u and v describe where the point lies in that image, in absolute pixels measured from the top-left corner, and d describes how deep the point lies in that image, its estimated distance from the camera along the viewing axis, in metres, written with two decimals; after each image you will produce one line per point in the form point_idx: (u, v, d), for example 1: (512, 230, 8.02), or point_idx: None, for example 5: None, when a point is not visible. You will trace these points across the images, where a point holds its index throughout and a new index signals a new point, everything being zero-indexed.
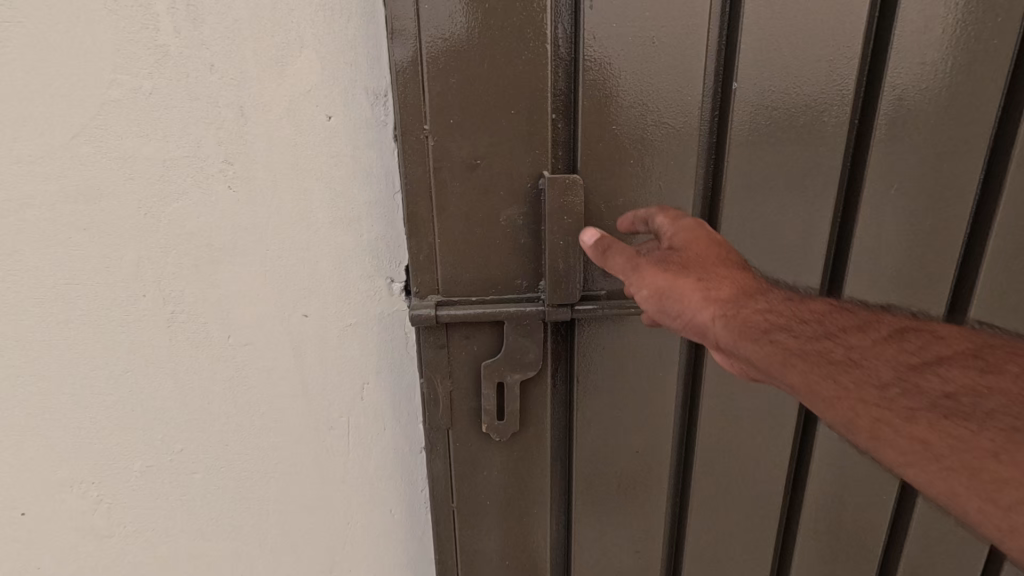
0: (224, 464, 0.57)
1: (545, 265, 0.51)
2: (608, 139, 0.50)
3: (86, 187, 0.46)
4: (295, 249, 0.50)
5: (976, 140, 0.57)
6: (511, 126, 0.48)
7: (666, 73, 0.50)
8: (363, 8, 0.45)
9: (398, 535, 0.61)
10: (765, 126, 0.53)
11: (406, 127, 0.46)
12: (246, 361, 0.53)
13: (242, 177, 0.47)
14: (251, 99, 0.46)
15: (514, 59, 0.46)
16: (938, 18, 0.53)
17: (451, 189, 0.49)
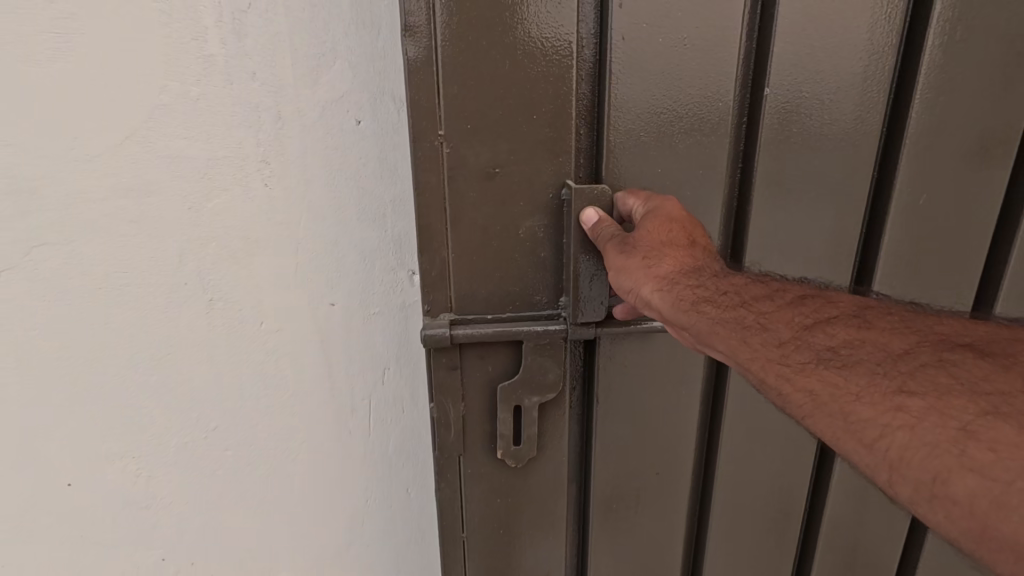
0: (253, 441, 0.61)
1: (568, 274, 0.54)
2: (634, 144, 0.53)
3: (138, 183, 0.51)
4: (324, 243, 0.54)
5: (1004, 144, 0.57)
6: (532, 132, 0.51)
7: (695, 78, 0.52)
8: (388, 23, 0.50)
9: (413, 511, 0.66)
10: (795, 131, 0.55)
11: (420, 134, 0.49)
12: (276, 346, 0.57)
13: (278, 175, 0.51)
14: (288, 104, 0.49)
15: (530, 67, 0.49)
16: (970, 22, 0.53)
17: (466, 197, 0.51)
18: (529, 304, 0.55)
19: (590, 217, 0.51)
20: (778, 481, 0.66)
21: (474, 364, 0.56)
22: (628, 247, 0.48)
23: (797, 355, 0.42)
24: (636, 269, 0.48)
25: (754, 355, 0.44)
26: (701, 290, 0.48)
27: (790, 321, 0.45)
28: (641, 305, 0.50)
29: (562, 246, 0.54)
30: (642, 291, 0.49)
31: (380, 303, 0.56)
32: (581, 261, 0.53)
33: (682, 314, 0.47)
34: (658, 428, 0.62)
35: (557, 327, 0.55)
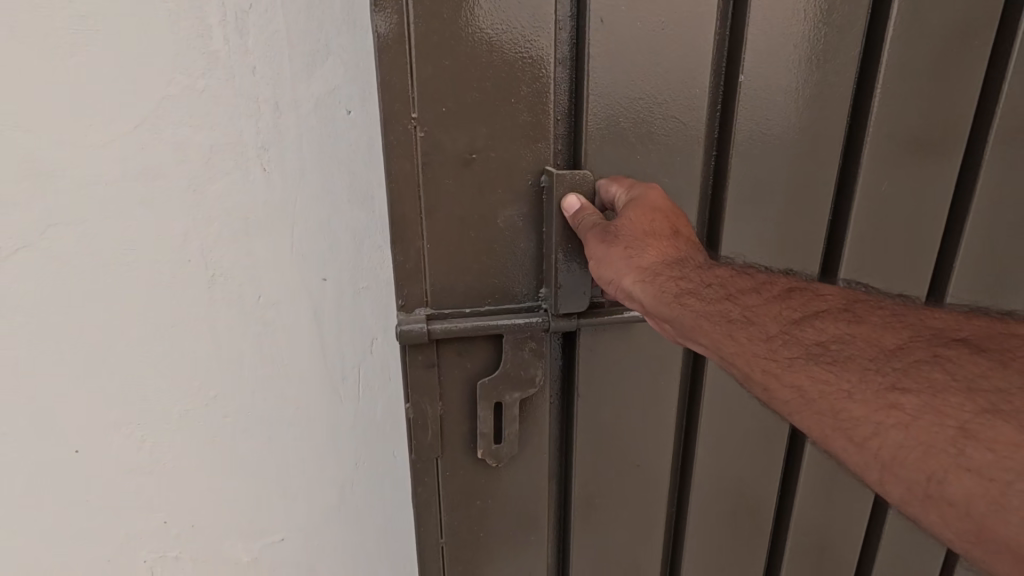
0: (250, 408, 0.66)
1: (551, 264, 0.55)
2: (614, 130, 0.54)
3: (147, 167, 0.56)
4: (318, 222, 0.59)
5: (954, 136, 0.62)
6: (510, 116, 0.51)
7: (672, 66, 0.54)
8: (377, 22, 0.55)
9: (400, 475, 0.70)
10: (767, 121, 0.57)
11: (395, 115, 0.49)
12: (273, 318, 0.62)
13: (275, 160, 0.56)
14: (285, 95, 0.55)
15: (509, 50, 0.50)
16: (925, 20, 0.57)
17: (444, 181, 0.51)
18: (509, 293, 0.56)
19: (572, 204, 0.53)
20: (752, 464, 0.71)
21: (452, 361, 0.57)
22: (610, 239, 0.50)
23: (784, 350, 0.44)
24: (619, 260, 0.50)
25: (740, 350, 0.45)
26: (681, 284, 0.49)
27: (776, 318, 0.46)
28: (623, 297, 0.52)
29: (543, 238, 0.56)
30: (624, 283, 0.50)
31: (372, 279, 0.62)
32: (561, 251, 0.54)
33: (664, 307, 0.49)
34: (636, 417, 0.65)
35: (538, 319, 0.56)
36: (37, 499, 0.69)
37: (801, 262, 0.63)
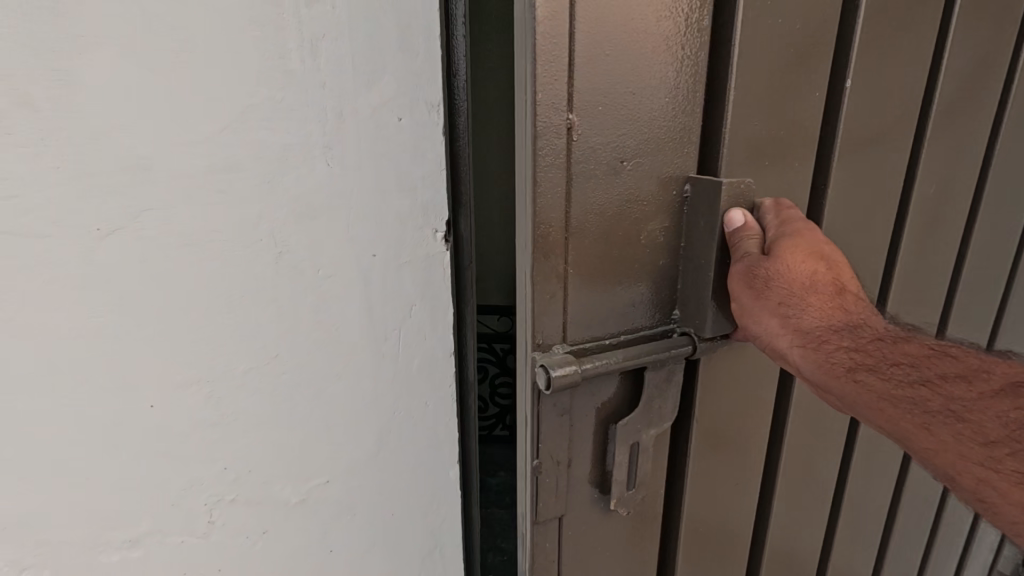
0: (305, 367, 0.78)
1: (695, 280, 0.64)
2: (747, 138, 0.63)
3: (229, 162, 0.68)
4: (370, 208, 0.72)
5: (966, 163, 0.88)
6: (657, 132, 0.60)
7: (784, 82, 0.64)
8: (425, 49, 0.69)
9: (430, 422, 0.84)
10: (866, 139, 0.73)
11: (551, 113, 0.53)
12: (328, 288, 0.74)
13: (337, 157, 0.69)
14: (348, 105, 0.68)
15: (647, 55, 0.57)
16: (964, 78, 0.81)
17: (595, 186, 0.58)
18: (642, 313, 0.65)
19: (734, 218, 0.61)
20: (808, 456, 0.86)
21: (585, 397, 0.63)
22: (767, 290, 0.60)
23: (966, 430, 0.54)
24: (770, 318, 0.60)
25: (921, 423, 0.55)
26: (844, 352, 0.59)
27: (954, 395, 0.56)
28: (781, 354, 0.61)
29: (678, 257, 0.65)
30: (783, 340, 0.61)
31: (413, 253, 0.75)
32: (712, 281, 0.63)
33: (835, 381, 0.58)
34: (734, 427, 0.75)
35: (684, 344, 0.64)
36: (115, 451, 0.81)
37: (871, 251, 0.81)
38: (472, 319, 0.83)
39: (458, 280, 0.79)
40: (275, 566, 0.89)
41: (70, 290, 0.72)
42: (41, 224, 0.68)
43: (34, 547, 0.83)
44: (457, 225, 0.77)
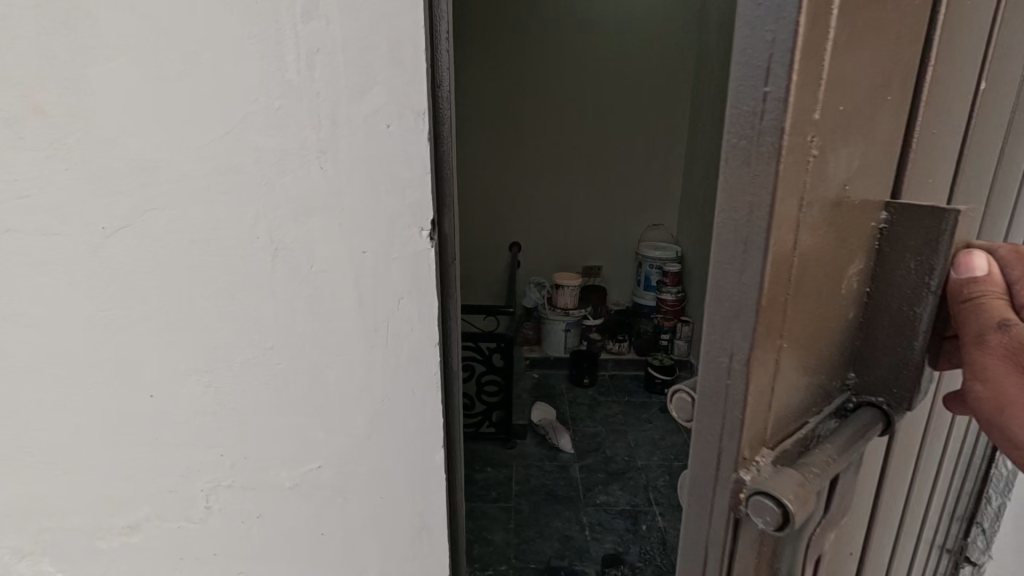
0: (301, 358, 0.83)
1: (898, 337, 0.47)
2: (931, 144, 0.48)
3: (230, 165, 0.74)
4: (360, 206, 0.75)
5: None
6: (876, 145, 0.42)
7: (965, 68, 0.49)
8: (414, 55, 0.69)
9: (417, 413, 0.86)
10: (993, 137, 0.59)
11: (799, 134, 0.33)
12: (322, 283, 0.79)
13: (331, 160, 0.73)
14: (340, 111, 0.71)
15: (883, 30, 0.38)
16: None
17: (820, 222, 0.39)
18: (824, 386, 0.47)
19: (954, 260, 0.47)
20: (893, 502, 0.76)
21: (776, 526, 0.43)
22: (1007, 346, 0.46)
23: None
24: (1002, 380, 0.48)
25: None
26: None
27: None
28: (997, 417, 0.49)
29: (867, 305, 0.48)
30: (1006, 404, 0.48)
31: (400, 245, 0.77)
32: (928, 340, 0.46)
33: None
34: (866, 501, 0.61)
35: (879, 416, 0.48)
36: (120, 436, 0.85)
37: None
38: (454, 311, 0.87)
39: (441, 273, 0.83)
40: (269, 548, 0.93)
41: (85, 283, 0.77)
42: (55, 221, 0.75)
43: (47, 522, 0.90)
44: (441, 222, 0.80)
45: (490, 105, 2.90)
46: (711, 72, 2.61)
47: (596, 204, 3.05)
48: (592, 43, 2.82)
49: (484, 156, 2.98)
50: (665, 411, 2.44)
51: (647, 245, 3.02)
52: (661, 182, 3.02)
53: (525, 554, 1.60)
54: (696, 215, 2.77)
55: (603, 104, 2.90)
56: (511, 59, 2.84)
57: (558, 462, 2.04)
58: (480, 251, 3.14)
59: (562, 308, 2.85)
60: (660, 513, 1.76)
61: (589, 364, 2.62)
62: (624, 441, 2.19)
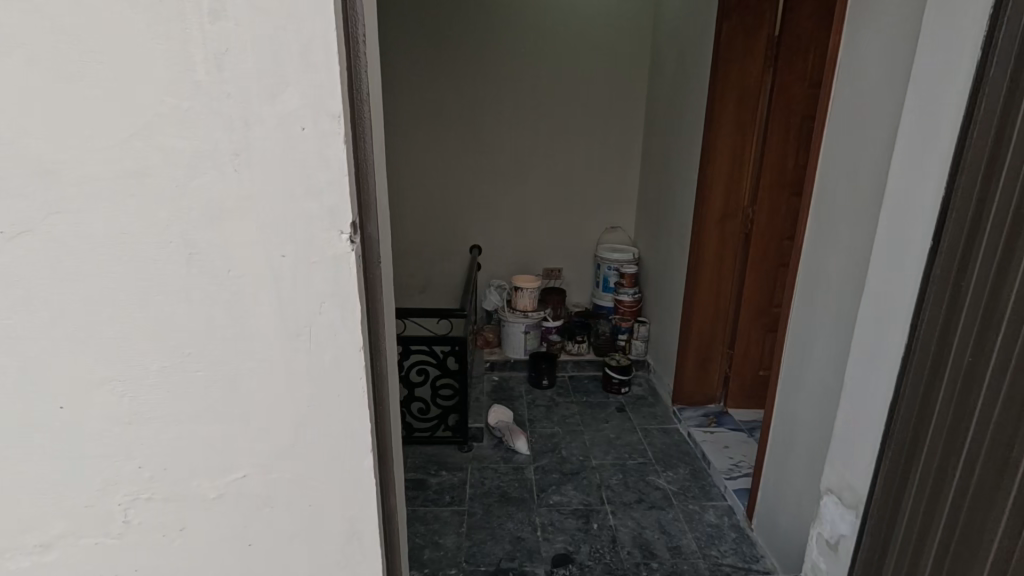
0: (220, 364, 0.81)
1: None
2: None
3: (137, 167, 0.71)
4: (275, 209, 0.74)
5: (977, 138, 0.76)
6: None
7: None
8: (328, 59, 0.69)
9: (344, 418, 0.84)
10: None
11: None
12: (240, 287, 0.77)
13: (245, 164, 0.72)
14: (253, 114, 0.70)
15: None
16: None
17: None
18: None
19: None
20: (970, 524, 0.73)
21: None
22: None
23: None
24: None
25: None
26: None
27: None
28: None
29: None
30: None
31: (321, 248, 0.76)
32: None
33: None
34: None
35: None
36: (29, 451, 0.82)
37: None
38: (380, 316, 0.86)
39: (365, 277, 0.82)
40: (196, 560, 0.91)
41: None
42: None
43: None
44: (364, 226, 0.80)
45: (447, 110, 2.90)
46: (662, 77, 2.67)
47: (554, 207, 3.08)
48: (546, 48, 2.85)
49: (443, 159, 2.98)
50: (621, 410, 2.47)
51: (606, 247, 3.06)
52: (618, 186, 3.07)
53: (475, 557, 1.59)
54: (651, 218, 2.82)
55: (560, 108, 2.93)
56: (468, 62, 2.84)
57: (513, 464, 2.05)
58: (440, 255, 3.14)
59: (521, 310, 2.86)
60: (612, 511, 1.79)
61: (547, 365, 2.63)
62: (580, 441, 2.21)
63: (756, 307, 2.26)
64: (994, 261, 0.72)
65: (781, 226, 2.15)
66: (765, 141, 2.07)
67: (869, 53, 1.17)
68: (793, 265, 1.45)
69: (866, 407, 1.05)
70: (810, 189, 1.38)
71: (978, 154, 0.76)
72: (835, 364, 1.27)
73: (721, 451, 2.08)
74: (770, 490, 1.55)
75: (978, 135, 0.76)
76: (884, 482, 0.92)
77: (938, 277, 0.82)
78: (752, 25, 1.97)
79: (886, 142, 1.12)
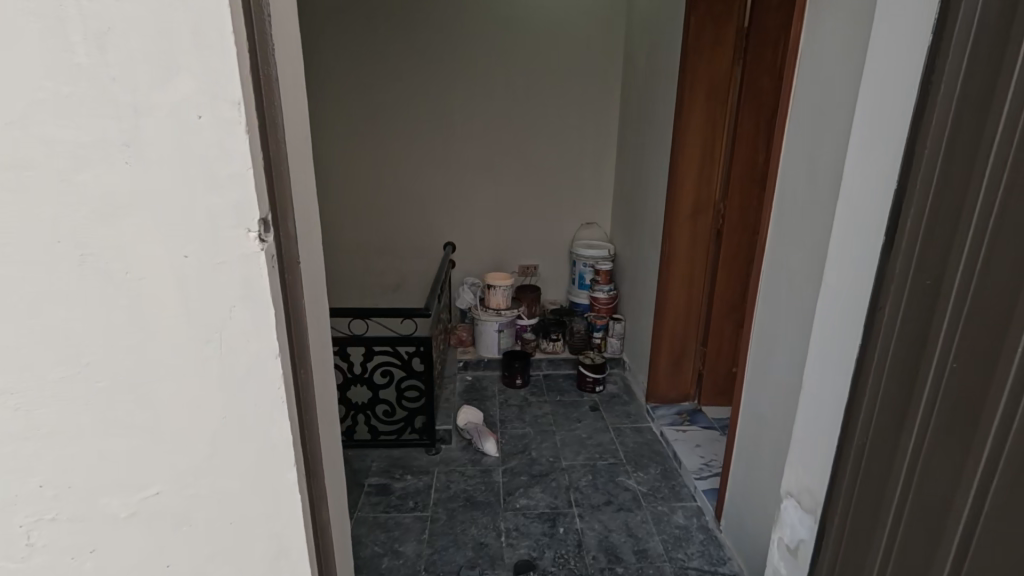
0: (126, 376, 0.70)
1: None
2: None
3: (17, 159, 0.60)
4: (174, 207, 0.64)
5: (958, 86, 0.58)
6: None
7: None
8: (221, 36, 0.59)
9: (261, 429, 0.77)
10: None
11: None
12: (143, 293, 0.67)
13: (137, 156, 0.61)
14: (143, 103, 0.60)
15: None
16: None
17: None
18: None
19: None
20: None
21: None
22: None
23: None
24: None
25: None
26: None
27: None
28: None
29: None
30: None
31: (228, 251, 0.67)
32: None
33: None
34: None
35: None
36: None
37: None
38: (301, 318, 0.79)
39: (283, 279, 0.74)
40: None
41: None
42: None
43: None
44: (278, 223, 0.71)
45: (417, 106, 2.85)
46: (635, 74, 2.63)
47: (529, 204, 3.03)
48: (518, 38, 2.78)
49: (414, 156, 2.92)
50: (594, 409, 2.43)
51: (581, 244, 3.01)
52: (593, 181, 3.02)
53: (437, 565, 1.54)
54: (625, 214, 2.78)
55: (533, 104, 2.88)
56: (437, 47, 2.77)
57: (481, 466, 2.00)
58: (413, 252, 3.07)
59: (494, 308, 2.79)
60: (579, 515, 1.74)
61: (520, 364, 2.58)
62: (551, 442, 2.17)
63: (728, 303, 2.23)
64: (974, 265, 0.55)
65: (750, 220, 2.12)
66: (735, 136, 2.04)
67: (827, 43, 1.13)
68: (756, 264, 1.41)
69: (826, 409, 1.01)
70: (773, 182, 1.33)
71: (942, 132, 0.60)
72: (796, 365, 1.24)
73: (692, 451, 2.05)
74: (737, 492, 1.52)
75: (956, 80, 0.58)
76: (843, 507, 0.76)
77: (894, 283, 0.66)
78: (720, 14, 1.93)
79: (843, 135, 1.08)
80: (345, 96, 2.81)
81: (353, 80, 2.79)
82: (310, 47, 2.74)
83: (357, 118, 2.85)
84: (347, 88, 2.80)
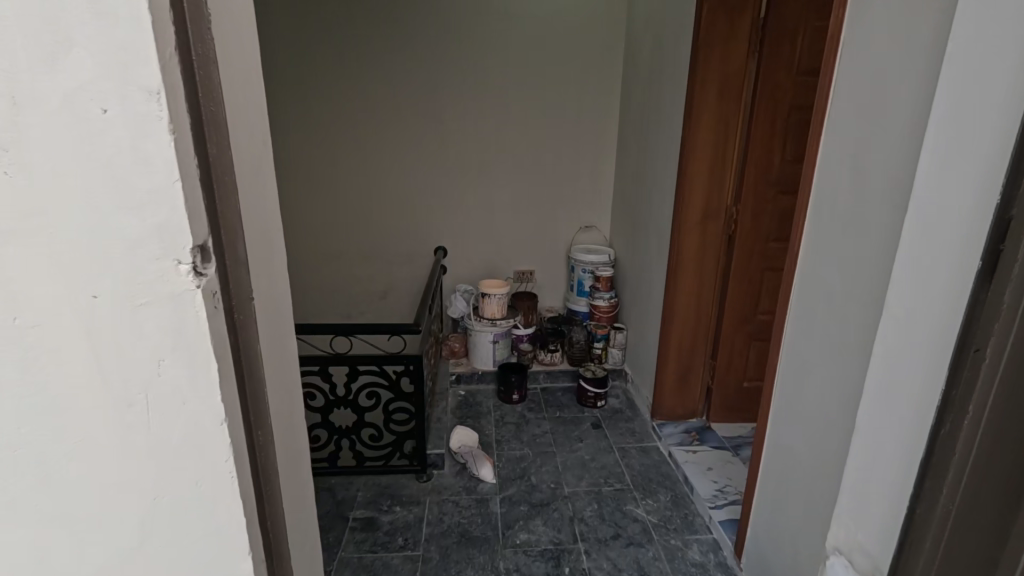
0: (29, 455, 0.45)
1: None
2: None
3: None
4: (76, 239, 0.40)
5: None
6: None
7: None
8: None
9: (211, 531, 0.51)
10: None
11: None
12: (39, 343, 0.42)
13: (19, 162, 0.38)
14: (20, 86, 0.36)
15: None
16: None
17: None
18: None
19: None
20: None
21: None
22: None
23: None
24: None
25: None
26: None
27: None
28: None
29: None
30: None
31: (149, 307, 0.43)
32: None
33: None
34: None
35: None
36: None
37: None
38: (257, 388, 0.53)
39: (233, 336, 0.49)
40: None
41: None
42: None
43: None
44: (230, 256, 0.47)
45: (405, 103, 2.67)
46: (636, 69, 2.48)
47: (524, 206, 2.87)
48: (514, 30, 2.61)
49: (402, 156, 2.74)
50: (596, 426, 2.27)
51: (579, 249, 2.86)
52: (591, 183, 2.87)
53: None
54: (626, 218, 2.64)
55: (528, 102, 2.72)
56: (426, 37, 2.59)
57: (477, 495, 1.83)
58: (402, 258, 2.90)
59: (489, 318, 2.61)
60: (586, 552, 1.59)
61: (517, 378, 2.42)
62: (551, 465, 2.01)
63: (739, 314, 2.09)
64: None
65: (765, 227, 1.98)
66: (748, 136, 1.89)
67: (885, 30, 0.96)
68: (784, 278, 1.27)
69: (882, 454, 0.84)
70: (806, 189, 1.19)
71: None
72: (839, 395, 1.09)
73: (704, 475, 1.90)
74: (762, 529, 1.37)
75: None
76: None
77: (1001, 327, 0.52)
78: (736, 5, 1.78)
79: (906, 136, 0.92)
80: (328, 92, 2.63)
81: (336, 75, 2.61)
82: (289, 39, 2.55)
83: (341, 116, 2.67)
84: (330, 84, 2.62)
